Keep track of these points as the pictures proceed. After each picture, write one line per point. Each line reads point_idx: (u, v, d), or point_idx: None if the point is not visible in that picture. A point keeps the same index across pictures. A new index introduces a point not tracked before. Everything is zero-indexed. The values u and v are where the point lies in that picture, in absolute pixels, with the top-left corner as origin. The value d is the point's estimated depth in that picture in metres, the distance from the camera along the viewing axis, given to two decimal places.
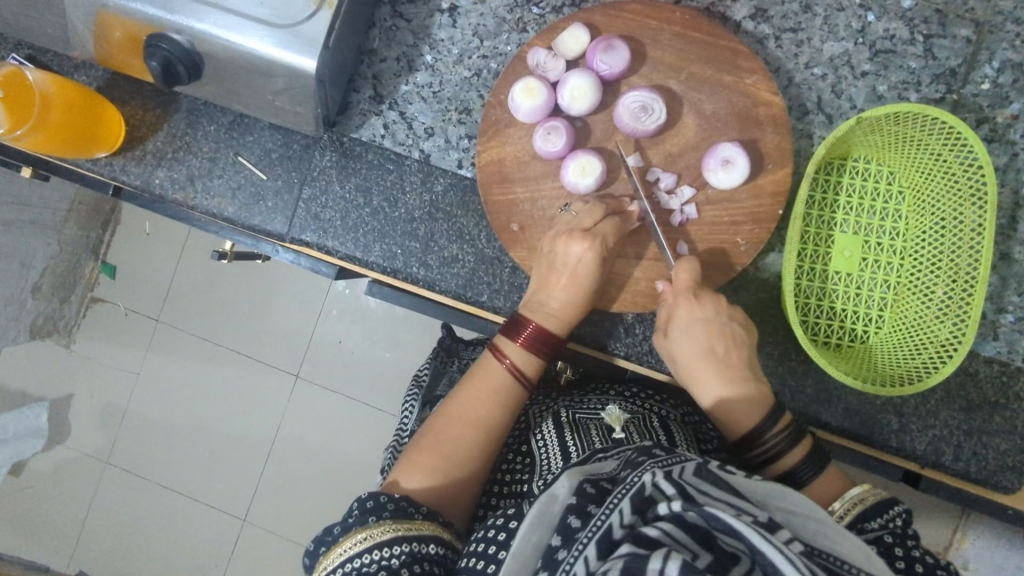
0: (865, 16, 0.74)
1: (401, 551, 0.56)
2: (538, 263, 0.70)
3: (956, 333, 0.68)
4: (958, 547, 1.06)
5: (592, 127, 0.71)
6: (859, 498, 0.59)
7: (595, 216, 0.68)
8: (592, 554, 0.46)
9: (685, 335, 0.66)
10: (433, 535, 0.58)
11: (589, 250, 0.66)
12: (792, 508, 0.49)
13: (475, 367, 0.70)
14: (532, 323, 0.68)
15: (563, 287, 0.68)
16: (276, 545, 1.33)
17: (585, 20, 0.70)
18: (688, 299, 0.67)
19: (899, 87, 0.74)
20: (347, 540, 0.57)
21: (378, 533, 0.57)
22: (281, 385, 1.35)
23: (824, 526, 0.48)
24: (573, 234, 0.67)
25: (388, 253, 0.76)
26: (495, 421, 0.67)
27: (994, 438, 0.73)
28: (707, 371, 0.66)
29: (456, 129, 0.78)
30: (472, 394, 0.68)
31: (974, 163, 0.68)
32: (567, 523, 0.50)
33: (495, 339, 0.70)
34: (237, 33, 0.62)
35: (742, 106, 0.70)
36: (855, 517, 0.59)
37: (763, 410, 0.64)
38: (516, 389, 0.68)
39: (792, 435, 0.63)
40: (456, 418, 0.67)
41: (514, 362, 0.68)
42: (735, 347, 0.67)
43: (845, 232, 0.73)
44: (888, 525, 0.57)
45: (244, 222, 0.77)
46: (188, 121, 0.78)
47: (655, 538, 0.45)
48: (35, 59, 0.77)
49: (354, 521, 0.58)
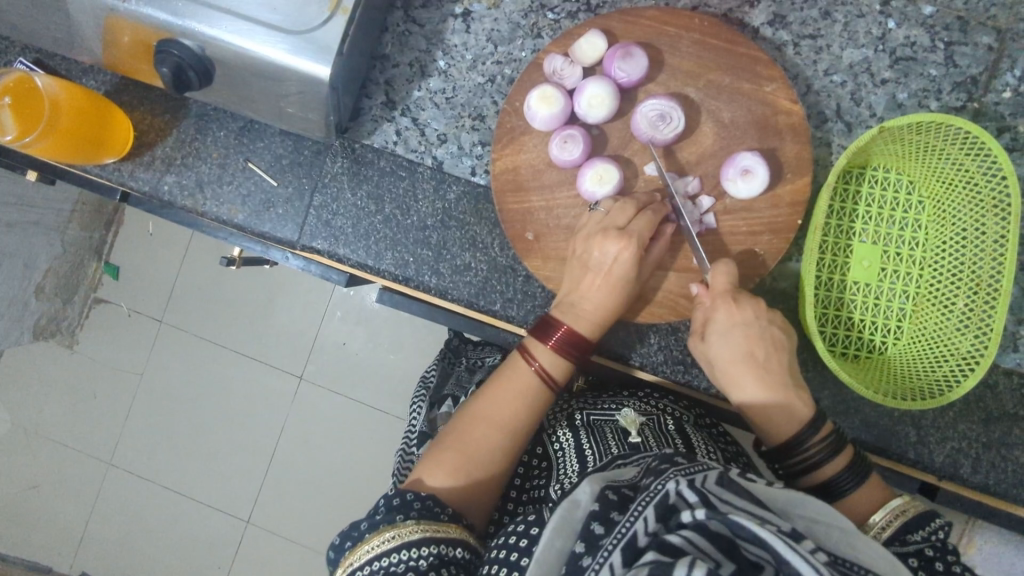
0: (886, 23, 0.73)
1: (429, 553, 0.55)
2: (570, 266, 0.69)
3: (978, 345, 0.67)
4: (966, 552, 1.06)
5: (608, 134, 0.70)
6: (901, 510, 0.59)
7: (628, 213, 0.67)
8: (617, 560, 0.45)
9: (724, 341, 0.66)
10: (459, 539, 0.58)
11: (627, 250, 0.65)
12: (815, 516, 0.48)
13: (504, 366, 0.67)
14: (565, 327, 0.66)
15: (599, 287, 0.66)
16: (281, 548, 1.33)
17: (602, 26, 0.69)
18: (728, 304, 0.65)
19: (919, 95, 0.73)
20: (375, 537, 0.56)
21: (405, 534, 0.55)
22: (286, 387, 1.34)
23: (849, 536, 0.47)
24: (608, 235, 0.65)
25: (400, 261, 0.75)
26: (522, 425, 0.65)
27: (1013, 451, 0.72)
28: (746, 373, 0.65)
29: (469, 135, 0.76)
30: (499, 395, 0.65)
31: (997, 173, 0.67)
32: (591, 531, 0.49)
33: (525, 340, 0.67)
34: (249, 39, 0.60)
35: (761, 114, 0.69)
36: (896, 529, 0.58)
37: (802, 417, 0.64)
38: (544, 394, 0.66)
39: (833, 444, 0.63)
40: (482, 420, 0.65)
41: (543, 365, 0.66)
42: (776, 352, 0.66)
43: (864, 241, 0.72)
44: (930, 537, 0.56)
45: (255, 229, 0.76)
46: (197, 127, 0.77)
47: (679, 546, 0.44)
48: (42, 63, 0.76)
49: (380, 519, 0.57)
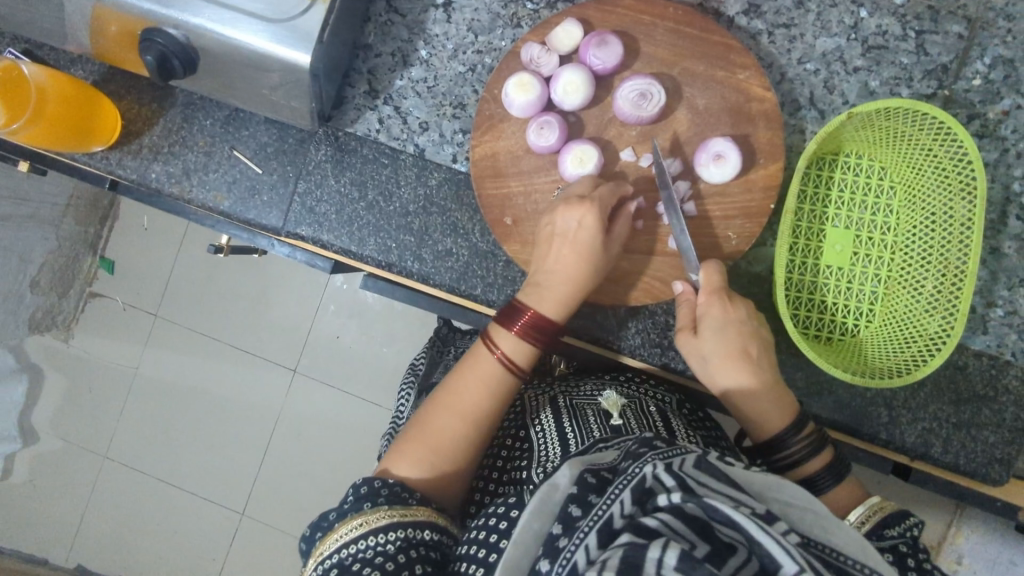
0: (858, 12, 0.75)
1: (396, 537, 0.56)
2: (540, 236, 0.69)
3: (945, 325, 0.69)
4: (951, 541, 1.08)
5: (585, 122, 0.71)
6: (877, 508, 0.61)
7: (590, 185, 0.68)
8: (592, 542, 0.46)
9: (717, 337, 0.66)
10: (427, 522, 0.59)
11: (589, 215, 0.65)
12: (789, 501, 0.48)
13: (469, 354, 0.68)
14: (529, 313, 0.66)
15: (567, 256, 0.67)
16: (274, 538, 1.34)
17: (578, 15, 0.71)
18: (723, 301, 0.66)
19: (890, 83, 0.75)
20: (343, 526, 0.57)
21: (373, 520, 0.57)
22: (278, 378, 1.35)
23: (822, 519, 0.48)
24: (569, 204, 0.66)
25: (383, 247, 0.77)
26: (485, 410, 0.66)
27: (983, 431, 0.73)
28: (741, 370, 0.66)
29: (450, 123, 0.78)
30: (463, 383, 0.66)
31: (964, 157, 0.68)
32: (568, 513, 0.49)
33: (489, 327, 0.68)
34: (231, 27, 0.62)
35: (734, 101, 0.70)
36: (875, 524, 0.59)
37: (785, 418, 0.65)
38: (508, 379, 0.67)
39: (814, 444, 0.64)
40: (445, 408, 0.66)
41: (506, 352, 0.66)
42: (766, 351, 0.68)
43: (836, 226, 0.74)
44: (905, 534, 0.58)
45: (240, 216, 0.78)
46: (184, 116, 0.78)
47: (654, 528, 0.44)
48: (32, 53, 0.78)
49: (348, 508, 0.59)
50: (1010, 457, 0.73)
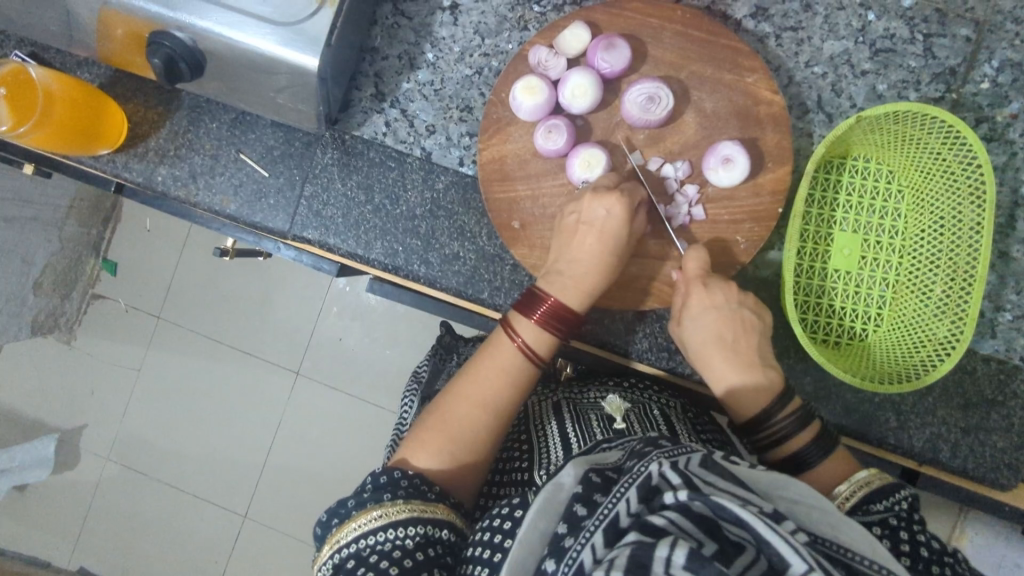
0: (866, 15, 0.74)
1: (416, 532, 0.56)
2: (557, 236, 0.69)
3: (954, 331, 0.68)
4: (957, 544, 1.08)
5: (592, 125, 0.71)
6: (866, 481, 0.59)
7: (614, 179, 0.69)
8: (599, 541, 0.45)
9: (695, 323, 0.67)
10: (445, 520, 0.58)
11: (617, 205, 0.66)
12: (796, 498, 0.48)
13: (487, 344, 0.68)
14: (549, 300, 0.66)
15: (584, 253, 0.67)
16: (276, 542, 1.34)
17: (586, 19, 0.71)
18: (699, 285, 0.67)
19: (898, 86, 0.75)
20: (363, 515, 0.57)
21: (393, 513, 0.56)
22: (282, 381, 1.35)
23: (829, 517, 0.47)
24: (598, 192, 0.67)
25: (389, 251, 0.76)
26: (505, 400, 0.66)
27: (991, 435, 0.73)
28: (717, 356, 0.67)
29: (457, 127, 0.78)
30: (482, 372, 0.66)
31: (973, 161, 0.68)
32: (573, 512, 0.49)
33: (508, 316, 0.68)
34: (239, 31, 0.62)
35: (742, 105, 0.70)
36: (860, 499, 0.59)
37: (770, 395, 0.65)
38: (528, 369, 0.67)
39: (801, 418, 0.64)
40: (465, 398, 0.65)
41: (526, 340, 0.66)
42: (744, 333, 0.67)
43: (845, 230, 0.74)
44: (893, 507, 0.56)
45: (246, 219, 0.78)
46: (190, 119, 0.78)
47: (662, 526, 0.44)
48: (38, 56, 0.78)
49: (368, 497, 0.58)
50: (1019, 462, 0.73)
